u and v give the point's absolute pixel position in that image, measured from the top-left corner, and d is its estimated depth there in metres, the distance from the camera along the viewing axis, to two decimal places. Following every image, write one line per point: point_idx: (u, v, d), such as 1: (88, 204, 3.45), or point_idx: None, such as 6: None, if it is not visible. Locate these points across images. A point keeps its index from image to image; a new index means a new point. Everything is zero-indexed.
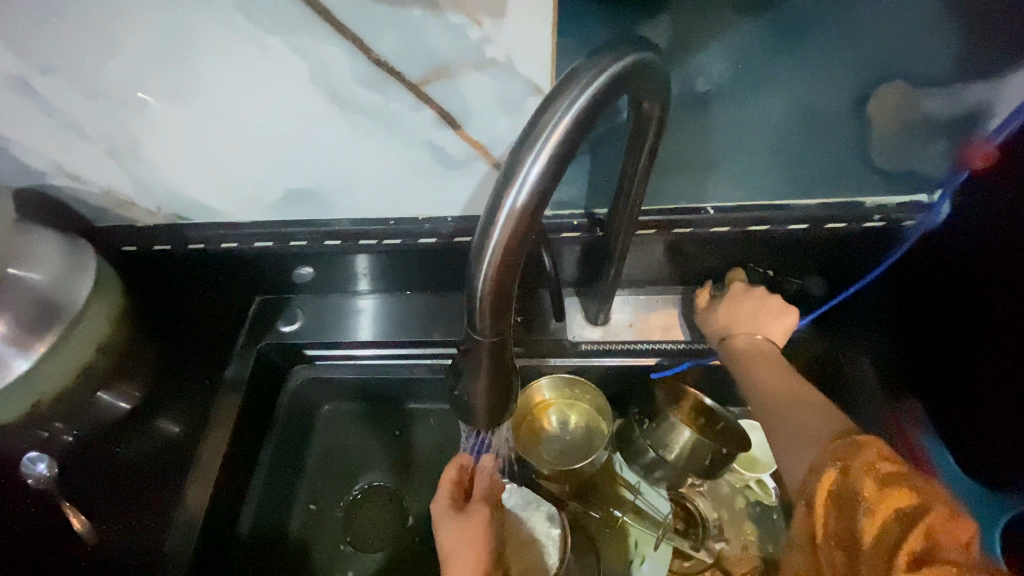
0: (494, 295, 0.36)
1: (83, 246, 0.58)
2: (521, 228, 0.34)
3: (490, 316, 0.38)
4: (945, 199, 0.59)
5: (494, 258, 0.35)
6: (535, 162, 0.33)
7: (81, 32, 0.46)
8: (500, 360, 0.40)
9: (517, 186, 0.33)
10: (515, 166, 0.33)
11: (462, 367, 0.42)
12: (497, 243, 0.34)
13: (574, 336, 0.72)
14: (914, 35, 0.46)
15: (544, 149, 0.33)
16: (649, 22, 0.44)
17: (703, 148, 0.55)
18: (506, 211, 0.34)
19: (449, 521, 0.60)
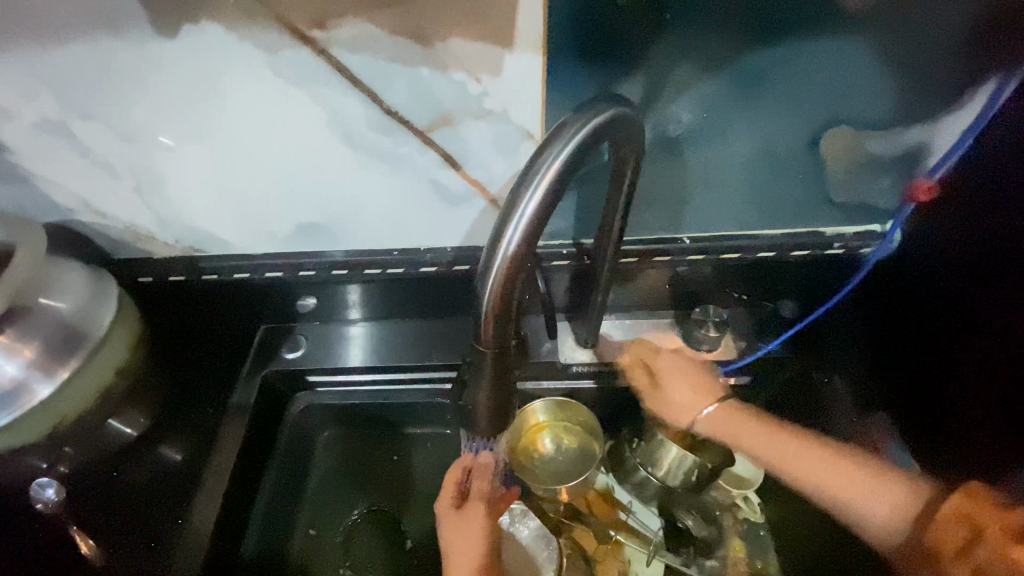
0: (497, 313, 0.40)
1: (105, 276, 0.62)
2: (520, 252, 0.38)
3: (494, 331, 0.41)
4: (897, 228, 0.65)
5: (496, 282, 0.39)
6: (534, 196, 0.37)
7: (120, 84, 0.51)
8: (500, 371, 0.43)
9: (517, 219, 0.38)
10: (514, 202, 0.38)
11: (466, 376, 0.45)
12: (498, 268, 0.39)
13: (566, 359, 0.76)
14: (861, 87, 0.52)
15: (540, 184, 0.37)
16: (629, 78, 0.51)
17: (681, 185, 0.61)
18: (506, 239, 0.38)
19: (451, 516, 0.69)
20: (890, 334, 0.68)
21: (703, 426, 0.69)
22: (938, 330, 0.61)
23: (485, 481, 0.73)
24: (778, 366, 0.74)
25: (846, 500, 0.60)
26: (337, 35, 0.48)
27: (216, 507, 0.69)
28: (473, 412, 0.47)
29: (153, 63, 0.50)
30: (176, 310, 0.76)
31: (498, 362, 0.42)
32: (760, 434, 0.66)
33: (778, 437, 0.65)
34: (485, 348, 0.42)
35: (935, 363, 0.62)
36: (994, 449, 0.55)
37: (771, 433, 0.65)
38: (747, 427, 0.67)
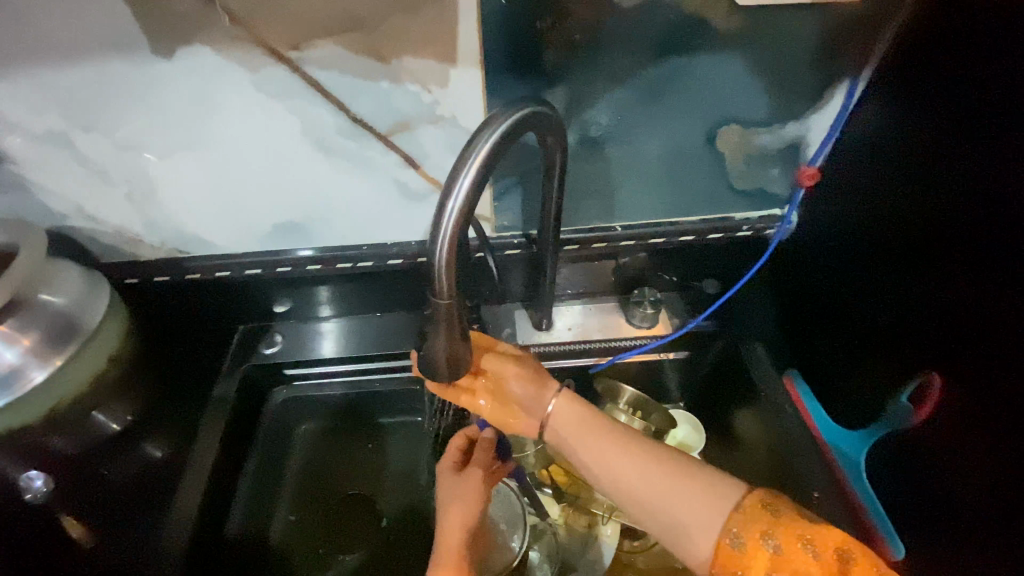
0: (447, 275, 0.45)
1: (99, 277, 0.70)
2: (462, 216, 0.45)
3: (449, 283, 0.46)
4: (793, 211, 0.78)
5: (447, 240, 0.44)
6: (468, 176, 0.44)
7: (118, 99, 0.59)
8: (454, 322, 0.48)
9: (453, 195, 0.44)
10: (453, 180, 0.44)
11: (426, 328, 0.49)
12: (447, 226, 0.44)
13: (524, 341, 0.84)
14: (741, 91, 0.65)
15: (471, 165, 0.44)
16: (553, 87, 0.62)
17: (608, 178, 0.72)
18: (451, 207, 0.44)
19: (451, 480, 0.67)
20: (799, 302, 0.80)
21: (552, 425, 0.61)
22: (835, 293, 0.72)
23: (489, 449, 0.68)
24: (707, 336, 0.85)
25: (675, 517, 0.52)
26: (309, 55, 0.57)
27: (201, 488, 0.73)
28: (433, 362, 0.51)
29: (148, 80, 0.58)
30: (161, 310, 0.82)
31: (452, 313, 0.47)
32: (598, 441, 0.58)
33: (626, 443, 0.57)
34: (442, 298, 0.47)
35: (834, 320, 0.73)
36: (885, 383, 0.65)
37: (620, 442, 0.57)
38: (600, 437, 0.58)
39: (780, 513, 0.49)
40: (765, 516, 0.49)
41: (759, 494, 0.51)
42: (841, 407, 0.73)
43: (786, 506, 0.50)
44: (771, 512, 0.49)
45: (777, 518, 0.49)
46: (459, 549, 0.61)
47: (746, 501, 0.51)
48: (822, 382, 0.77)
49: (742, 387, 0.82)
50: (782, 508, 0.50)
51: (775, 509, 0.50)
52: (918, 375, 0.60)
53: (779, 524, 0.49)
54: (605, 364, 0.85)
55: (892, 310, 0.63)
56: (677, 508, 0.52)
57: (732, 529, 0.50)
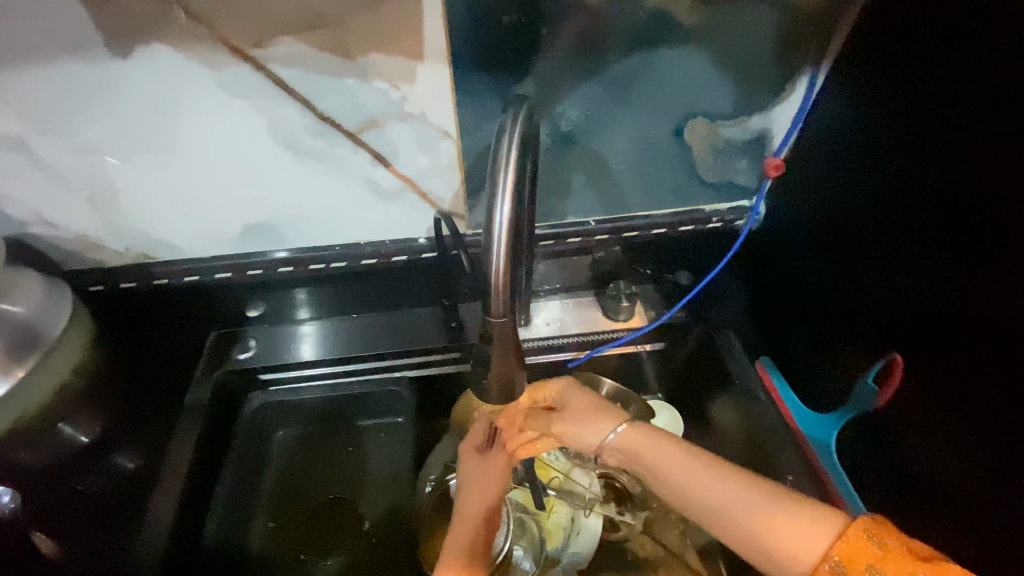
0: (507, 293, 0.44)
1: (62, 287, 0.68)
2: (511, 238, 0.43)
3: (505, 301, 0.45)
4: (760, 201, 0.80)
5: (502, 264, 0.43)
6: (507, 196, 0.43)
7: (77, 101, 0.58)
8: (508, 340, 0.47)
9: (497, 219, 0.43)
10: (491, 199, 0.43)
11: (486, 352, 0.48)
12: (498, 249, 0.43)
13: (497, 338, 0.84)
14: (707, 84, 0.66)
15: (506, 187, 0.43)
16: (521, 83, 0.62)
17: (579, 172, 0.72)
18: (497, 230, 0.43)
19: (473, 460, 0.67)
20: (770, 290, 0.82)
21: (619, 445, 0.63)
22: (803, 280, 0.74)
23: (512, 435, 0.69)
24: (681, 327, 0.86)
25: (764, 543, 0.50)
26: (273, 53, 0.56)
27: (175, 496, 0.72)
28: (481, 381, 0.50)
29: (108, 81, 0.56)
30: (129, 317, 0.80)
31: (511, 329, 0.46)
32: (664, 456, 0.59)
33: (685, 455, 0.58)
34: (499, 319, 0.45)
35: (804, 307, 0.75)
36: (853, 366, 0.67)
37: (675, 453, 0.58)
38: (668, 454, 0.59)
39: (885, 545, 0.46)
40: (868, 549, 0.46)
41: (862, 524, 0.47)
42: (812, 390, 0.75)
43: (892, 538, 0.47)
44: (877, 545, 0.46)
45: (885, 552, 0.46)
46: (470, 530, 0.59)
47: (849, 531, 0.47)
48: (793, 367, 0.79)
49: (718, 376, 0.83)
50: (888, 540, 0.46)
51: (882, 542, 0.46)
52: (883, 356, 0.62)
53: (888, 558, 0.45)
54: (583, 359, 0.85)
55: (857, 295, 0.65)
56: (764, 531, 0.50)
57: (831, 556, 0.47)
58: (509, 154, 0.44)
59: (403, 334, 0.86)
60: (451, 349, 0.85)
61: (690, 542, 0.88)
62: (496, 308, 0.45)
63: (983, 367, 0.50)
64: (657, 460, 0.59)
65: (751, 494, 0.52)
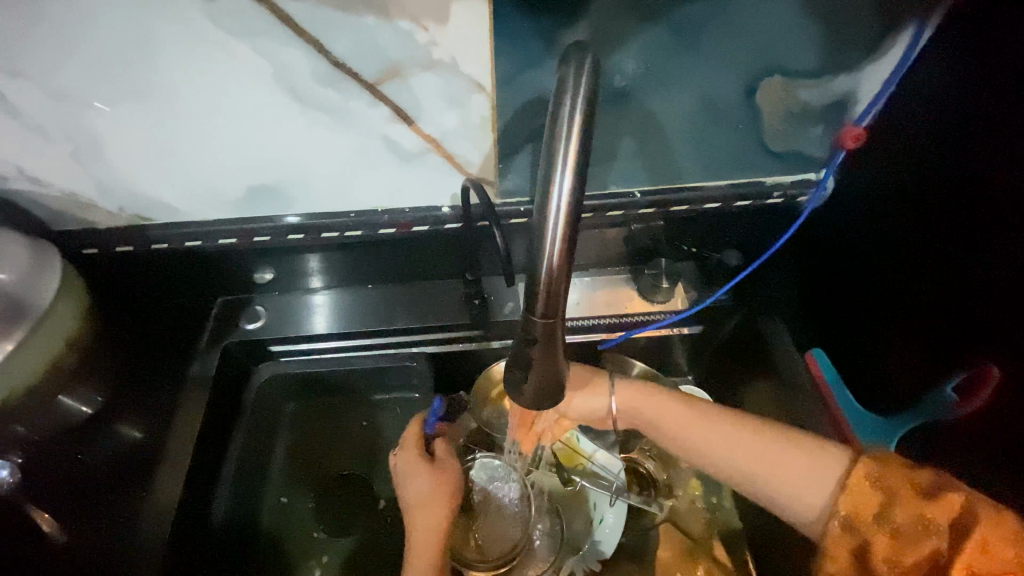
0: (556, 288, 0.38)
1: (47, 247, 0.61)
2: (568, 225, 0.36)
3: (556, 299, 0.38)
4: (829, 175, 0.70)
5: (555, 258, 0.37)
6: (568, 174, 0.36)
7: (48, 37, 0.49)
8: (558, 341, 0.41)
9: (554, 203, 0.36)
10: (549, 176, 0.36)
11: (526, 353, 0.41)
12: (555, 237, 0.37)
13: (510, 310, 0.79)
14: (792, 33, 0.56)
15: (568, 162, 0.36)
16: (570, 28, 0.52)
17: (626, 136, 0.63)
18: (553, 217, 0.36)
19: (421, 474, 0.68)
20: (827, 274, 0.73)
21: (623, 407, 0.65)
22: (876, 267, 0.65)
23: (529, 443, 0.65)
24: (724, 312, 0.79)
25: (765, 479, 0.56)
26: None
27: (183, 477, 0.68)
28: (515, 385, 0.43)
29: (82, 13, 0.47)
30: (128, 284, 0.73)
31: (559, 328, 0.40)
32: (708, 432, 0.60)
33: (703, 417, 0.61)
34: (547, 318, 0.39)
35: (868, 298, 0.67)
36: (926, 369, 0.59)
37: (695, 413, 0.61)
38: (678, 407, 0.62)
39: (887, 488, 0.47)
40: (871, 493, 0.48)
41: (862, 468, 0.49)
42: (870, 388, 0.68)
43: (895, 473, 0.48)
44: (880, 491, 0.48)
45: (890, 497, 0.47)
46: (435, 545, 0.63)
47: (850, 480, 0.49)
48: (848, 360, 0.71)
49: (760, 365, 0.77)
50: (891, 479, 0.48)
51: (881, 476, 0.48)
52: (963, 368, 0.54)
53: (890, 504, 0.47)
54: (616, 340, 0.78)
55: (940, 291, 0.57)
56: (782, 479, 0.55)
57: (839, 513, 0.49)
58: (572, 117, 0.36)
59: (423, 309, 0.80)
60: (474, 328, 0.78)
61: (716, 531, 0.84)
62: (541, 305, 0.38)
63: None
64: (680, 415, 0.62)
65: (755, 451, 0.57)
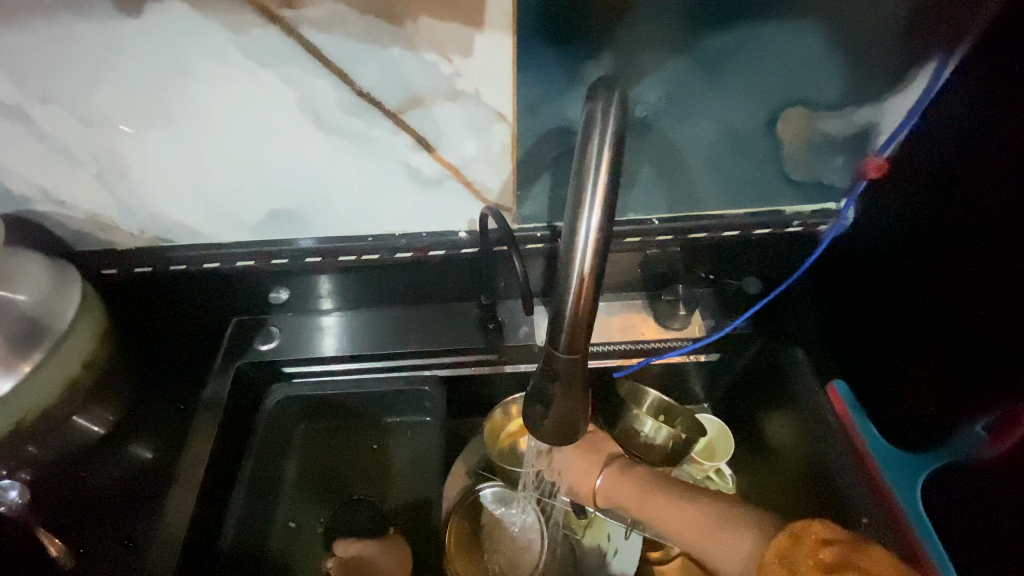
0: (582, 323, 0.37)
1: (69, 271, 0.61)
2: (595, 261, 0.36)
3: (580, 335, 0.38)
4: (850, 205, 0.70)
5: (582, 296, 0.36)
6: (596, 212, 0.35)
7: (79, 66, 0.50)
8: (583, 376, 0.40)
9: (582, 238, 0.36)
10: (578, 213, 0.36)
11: (549, 389, 0.40)
12: (581, 272, 0.36)
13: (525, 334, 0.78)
14: (815, 65, 0.55)
15: (597, 199, 0.35)
16: (594, 60, 0.52)
17: (645, 164, 0.63)
18: (580, 253, 0.36)
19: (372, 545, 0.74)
20: (848, 304, 0.72)
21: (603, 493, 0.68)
22: (900, 299, 0.64)
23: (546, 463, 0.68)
24: (742, 340, 0.78)
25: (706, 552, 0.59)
26: (306, 14, 0.48)
27: (193, 501, 0.67)
28: (539, 420, 0.43)
29: (114, 42, 0.48)
30: (147, 304, 0.74)
31: (583, 364, 0.39)
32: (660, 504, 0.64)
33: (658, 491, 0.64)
34: (571, 355, 0.38)
35: (891, 330, 0.66)
36: (955, 405, 0.58)
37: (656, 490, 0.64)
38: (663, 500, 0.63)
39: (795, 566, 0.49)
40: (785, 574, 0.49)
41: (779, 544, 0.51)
42: (893, 421, 0.66)
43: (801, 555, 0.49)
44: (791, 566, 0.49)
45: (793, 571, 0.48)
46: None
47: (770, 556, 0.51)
48: (870, 393, 0.70)
49: (779, 395, 0.75)
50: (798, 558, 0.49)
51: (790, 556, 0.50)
52: (996, 406, 0.53)
53: None
54: (635, 366, 0.78)
55: (967, 326, 0.55)
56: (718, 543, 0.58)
57: None
58: (602, 154, 0.36)
59: (436, 332, 0.79)
60: (489, 352, 0.78)
61: None
62: (565, 340, 0.38)
63: None
64: (666, 511, 0.63)
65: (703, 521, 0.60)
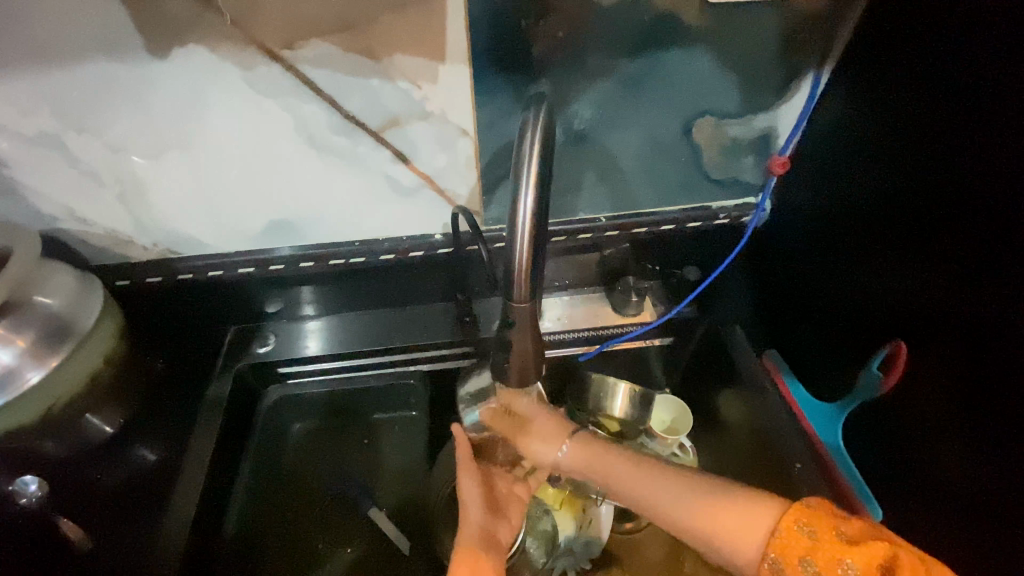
0: (527, 277, 0.47)
1: (91, 279, 0.71)
2: (533, 228, 0.46)
3: (527, 286, 0.47)
4: (765, 199, 0.83)
5: (525, 254, 0.46)
6: (531, 189, 0.45)
7: (110, 99, 0.60)
8: (534, 323, 0.50)
9: (521, 211, 0.45)
10: (516, 191, 0.46)
11: (509, 336, 0.50)
12: (523, 236, 0.46)
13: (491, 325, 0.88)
14: (715, 82, 0.69)
15: (531, 179, 0.45)
16: (537, 83, 0.65)
17: (589, 169, 0.75)
18: (520, 221, 0.45)
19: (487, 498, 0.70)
20: (773, 283, 0.84)
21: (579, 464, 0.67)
22: (810, 273, 0.76)
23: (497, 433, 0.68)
24: (688, 322, 0.89)
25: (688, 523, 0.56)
26: (302, 54, 0.59)
27: (199, 487, 0.73)
28: (503, 365, 0.52)
29: (141, 80, 0.59)
30: (156, 313, 0.82)
31: (533, 312, 0.49)
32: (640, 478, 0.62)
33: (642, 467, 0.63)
34: (520, 303, 0.48)
35: (807, 300, 0.77)
36: (857, 356, 0.69)
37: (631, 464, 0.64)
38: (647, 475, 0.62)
39: (815, 534, 0.48)
40: (800, 539, 0.48)
41: (792, 514, 0.50)
42: (815, 378, 0.77)
43: (821, 521, 0.48)
44: (807, 535, 0.48)
45: (814, 541, 0.47)
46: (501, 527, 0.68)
47: (780, 525, 0.50)
48: (796, 357, 0.81)
49: (723, 368, 0.86)
50: (815, 526, 0.48)
51: (811, 529, 0.48)
52: (886, 343, 0.63)
53: (816, 547, 0.47)
54: (594, 352, 0.89)
55: (860, 286, 0.67)
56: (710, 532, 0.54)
57: (769, 554, 0.49)
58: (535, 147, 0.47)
59: (416, 328, 0.87)
60: (466, 344, 0.87)
61: None
62: (516, 293, 0.47)
63: (981, 347, 0.52)
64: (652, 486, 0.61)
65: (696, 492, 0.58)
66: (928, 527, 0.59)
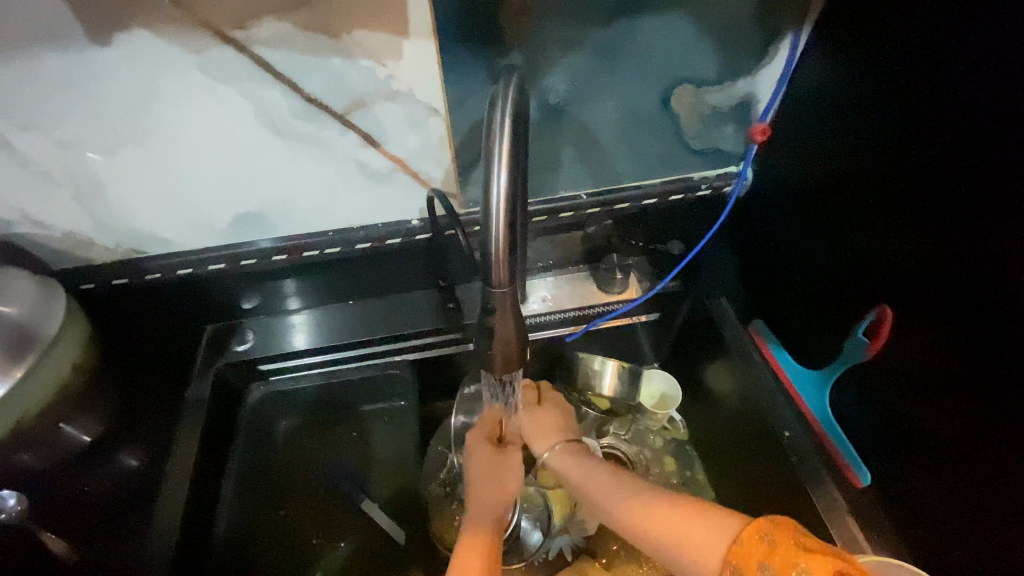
0: (506, 261, 0.45)
1: (52, 284, 0.67)
2: (508, 211, 0.44)
3: (507, 271, 0.45)
4: (747, 167, 0.81)
5: (501, 237, 0.44)
6: (503, 168, 0.43)
7: (52, 93, 0.56)
8: (514, 309, 0.48)
9: (494, 194, 0.43)
10: (488, 172, 0.44)
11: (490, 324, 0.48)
12: (498, 220, 0.44)
13: (472, 312, 0.85)
14: (691, 46, 0.66)
15: (502, 160, 0.43)
16: (507, 57, 0.62)
17: (565, 145, 0.73)
18: (495, 205, 0.43)
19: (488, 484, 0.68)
20: (757, 253, 0.84)
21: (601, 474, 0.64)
22: (795, 237, 0.74)
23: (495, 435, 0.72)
24: (674, 296, 0.88)
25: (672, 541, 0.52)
26: (255, 34, 0.55)
27: (184, 493, 0.71)
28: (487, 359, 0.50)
29: (83, 69, 0.55)
30: (127, 315, 0.79)
31: (513, 297, 0.47)
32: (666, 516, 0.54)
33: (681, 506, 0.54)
34: (500, 289, 0.46)
35: (792, 269, 0.76)
36: (842, 322, 0.68)
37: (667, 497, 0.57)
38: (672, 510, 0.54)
39: (774, 539, 0.47)
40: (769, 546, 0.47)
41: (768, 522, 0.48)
42: (800, 345, 0.77)
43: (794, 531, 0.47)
44: (767, 539, 0.47)
45: (772, 547, 0.46)
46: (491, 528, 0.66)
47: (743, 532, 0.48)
48: (782, 326, 0.80)
49: (709, 341, 0.86)
50: (776, 533, 0.47)
51: (770, 536, 0.47)
52: (870, 310, 0.63)
53: (774, 552, 0.46)
54: (581, 332, 0.87)
55: (844, 252, 0.66)
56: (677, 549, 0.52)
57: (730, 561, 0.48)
58: (505, 122, 0.44)
59: (399, 316, 0.86)
60: (451, 330, 0.84)
61: None
62: (496, 279, 0.46)
63: (967, 309, 0.51)
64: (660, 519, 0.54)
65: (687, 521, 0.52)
66: (915, 489, 0.59)
